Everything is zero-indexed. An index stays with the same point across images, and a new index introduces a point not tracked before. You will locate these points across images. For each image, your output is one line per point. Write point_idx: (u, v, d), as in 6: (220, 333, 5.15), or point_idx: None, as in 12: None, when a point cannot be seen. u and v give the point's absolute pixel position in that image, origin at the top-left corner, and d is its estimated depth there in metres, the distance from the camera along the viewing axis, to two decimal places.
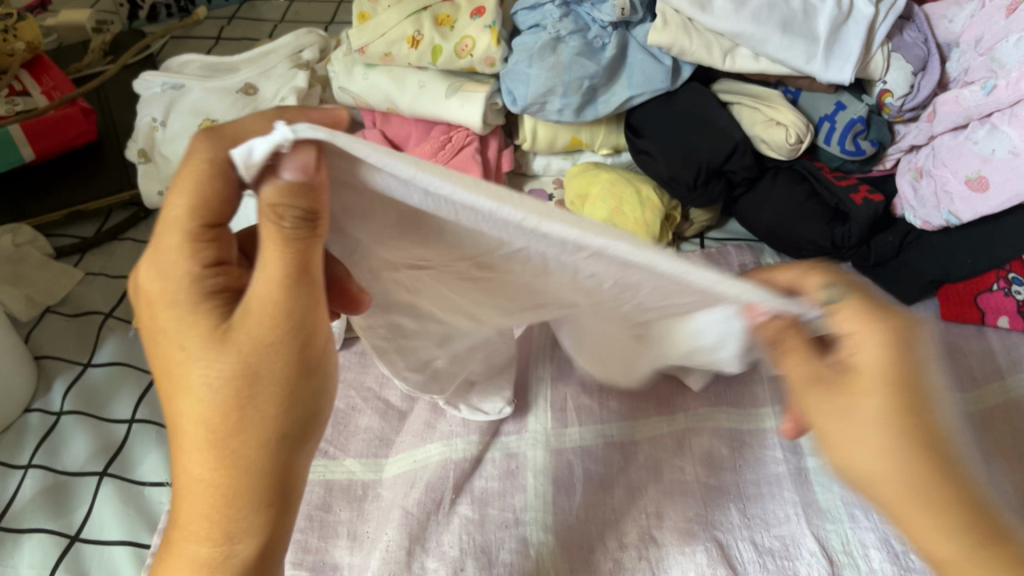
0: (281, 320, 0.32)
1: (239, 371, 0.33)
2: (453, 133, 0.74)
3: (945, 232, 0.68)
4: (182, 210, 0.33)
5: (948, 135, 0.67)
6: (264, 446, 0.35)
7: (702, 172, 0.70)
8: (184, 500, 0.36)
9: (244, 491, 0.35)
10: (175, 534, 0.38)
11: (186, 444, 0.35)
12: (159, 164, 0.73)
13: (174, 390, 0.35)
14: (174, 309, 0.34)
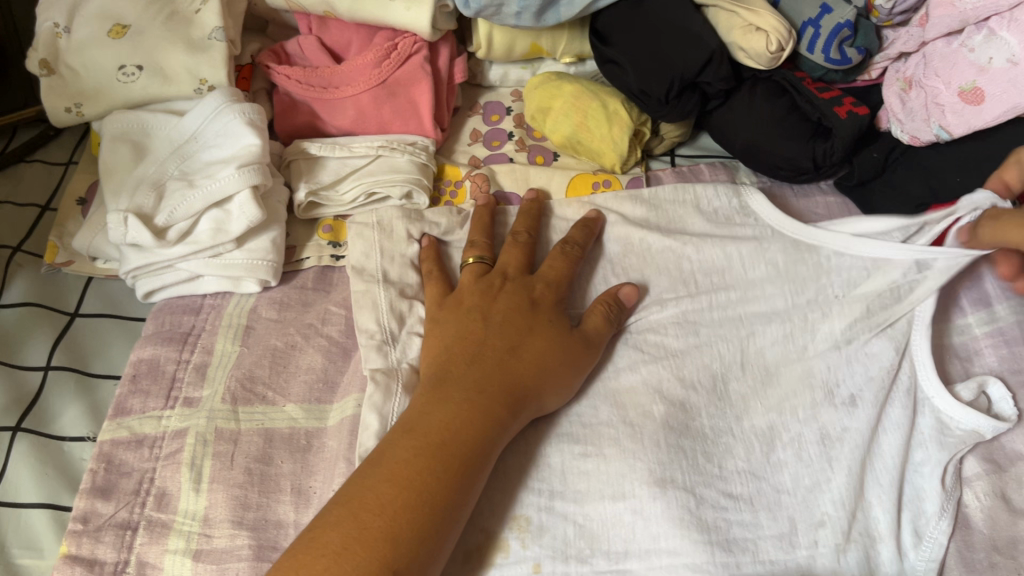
0: (535, 362, 0.52)
1: (518, 325, 0.54)
2: (399, 39, 0.68)
3: (933, 148, 0.64)
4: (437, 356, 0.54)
5: (941, 41, 0.62)
6: (518, 379, 0.51)
7: (675, 84, 0.64)
8: (421, 425, 0.48)
9: (466, 440, 0.47)
10: (331, 512, 0.43)
11: (457, 390, 0.50)
12: (66, 78, 0.65)
13: (462, 354, 0.52)
14: (504, 308, 0.55)
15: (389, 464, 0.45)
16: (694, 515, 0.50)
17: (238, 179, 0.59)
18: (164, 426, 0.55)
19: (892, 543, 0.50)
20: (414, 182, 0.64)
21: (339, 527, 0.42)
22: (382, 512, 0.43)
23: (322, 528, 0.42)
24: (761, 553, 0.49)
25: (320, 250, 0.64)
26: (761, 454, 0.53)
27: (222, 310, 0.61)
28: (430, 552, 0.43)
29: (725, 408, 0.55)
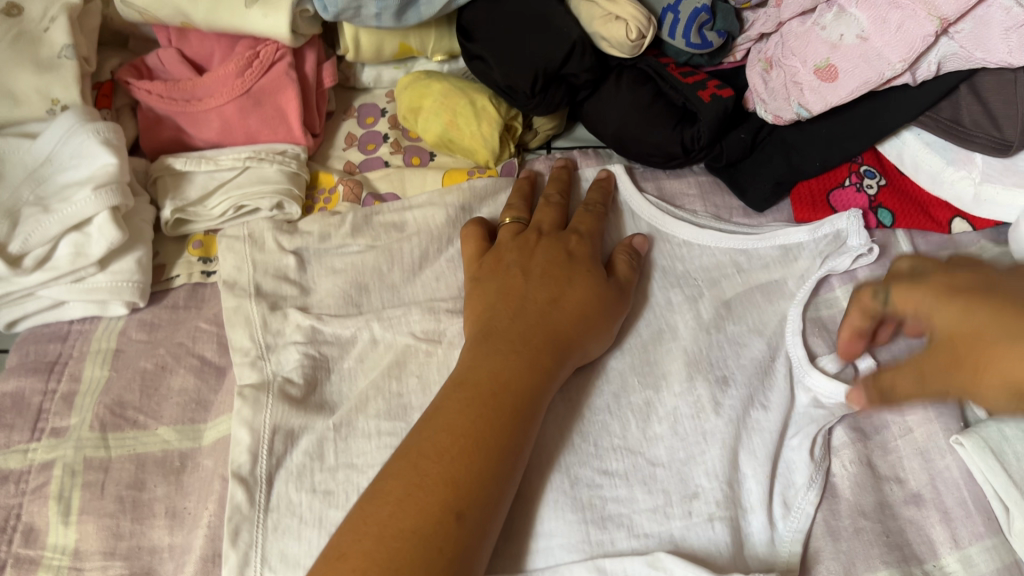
0: (570, 312, 0.53)
1: (508, 290, 0.55)
2: (261, 48, 0.66)
3: (796, 126, 0.64)
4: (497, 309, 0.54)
5: (796, 20, 0.63)
6: (521, 335, 0.52)
7: (540, 77, 0.65)
8: (452, 397, 0.48)
9: (481, 411, 0.47)
10: (401, 485, 0.44)
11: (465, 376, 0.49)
12: None
13: (481, 327, 0.53)
14: (514, 272, 0.56)
15: (450, 421, 0.47)
16: (570, 496, 0.50)
17: (95, 202, 0.58)
18: (30, 460, 0.54)
19: (763, 512, 0.50)
20: (283, 192, 0.63)
21: (407, 491, 0.43)
22: (446, 464, 0.45)
23: (402, 492, 0.43)
24: (636, 527, 0.49)
25: (190, 266, 0.63)
26: (637, 429, 0.53)
27: (89, 336, 0.59)
28: (493, 494, 0.45)
29: (604, 386, 0.55)
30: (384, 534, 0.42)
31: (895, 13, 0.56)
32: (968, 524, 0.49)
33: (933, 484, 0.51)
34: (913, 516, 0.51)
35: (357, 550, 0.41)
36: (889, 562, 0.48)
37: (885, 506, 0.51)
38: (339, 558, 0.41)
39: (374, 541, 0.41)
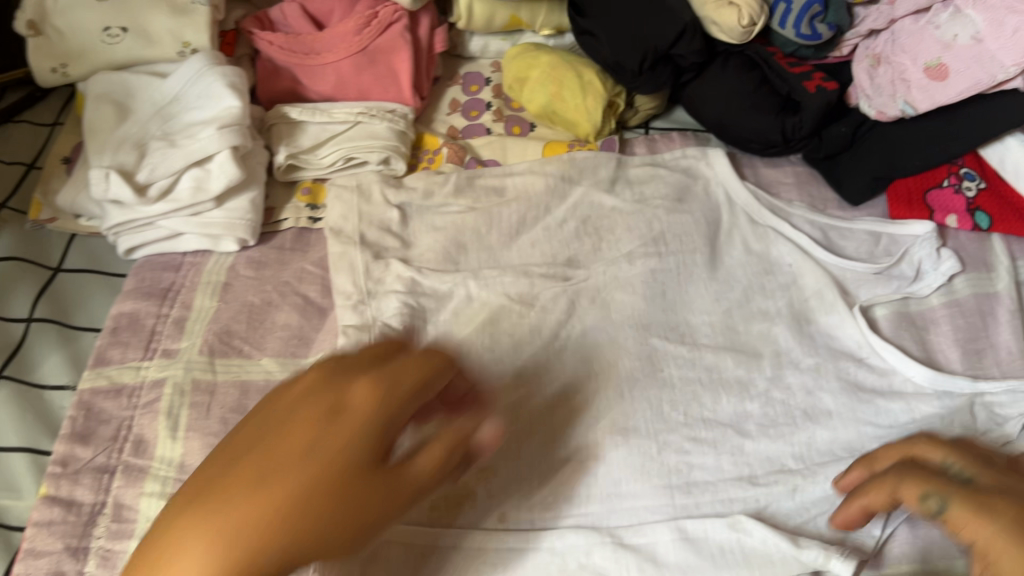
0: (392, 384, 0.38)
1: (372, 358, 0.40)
2: (380, 8, 0.69)
3: (899, 123, 0.65)
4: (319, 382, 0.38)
5: (909, 19, 0.63)
6: (362, 401, 0.37)
7: (648, 57, 0.66)
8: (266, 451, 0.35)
9: (403, 389, 0.38)
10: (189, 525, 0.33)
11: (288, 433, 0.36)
12: (51, 39, 0.66)
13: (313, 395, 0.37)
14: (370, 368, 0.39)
15: (297, 403, 0.37)
16: (656, 462, 0.52)
17: (218, 139, 0.60)
18: (142, 376, 0.57)
19: None
20: (390, 148, 0.66)
21: (291, 426, 0.36)
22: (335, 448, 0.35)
23: (289, 429, 0.36)
24: (721, 493, 0.51)
25: (298, 212, 0.66)
26: (726, 403, 0.55)
27: (201, 268, 0.62)
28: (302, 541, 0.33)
29: (695, 358, 0.56)
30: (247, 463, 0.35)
31: (1013, 17, 0.56)
32: None
33: None
34: None
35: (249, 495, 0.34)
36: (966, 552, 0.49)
37: None
38: (205, 500, 0.34)
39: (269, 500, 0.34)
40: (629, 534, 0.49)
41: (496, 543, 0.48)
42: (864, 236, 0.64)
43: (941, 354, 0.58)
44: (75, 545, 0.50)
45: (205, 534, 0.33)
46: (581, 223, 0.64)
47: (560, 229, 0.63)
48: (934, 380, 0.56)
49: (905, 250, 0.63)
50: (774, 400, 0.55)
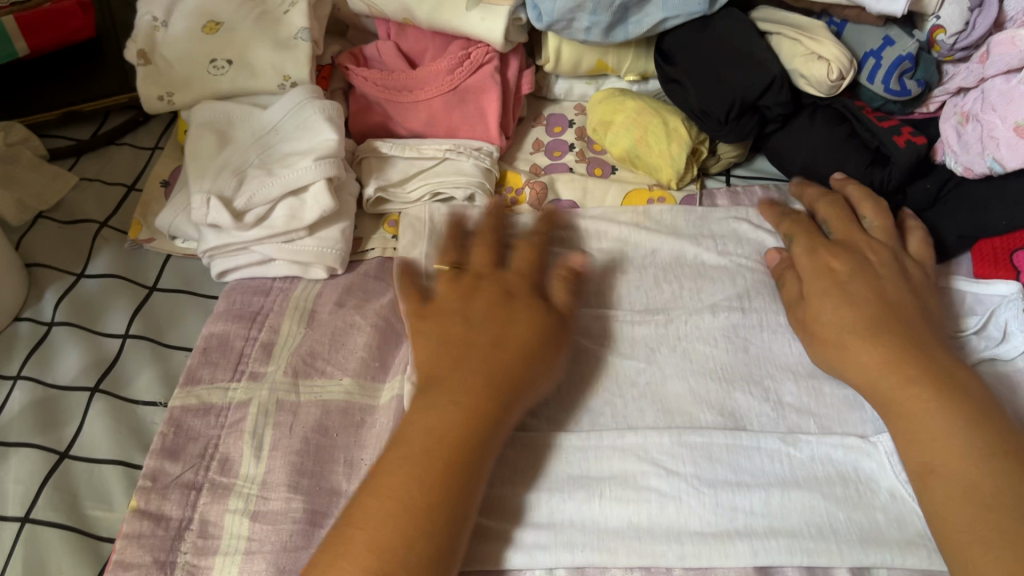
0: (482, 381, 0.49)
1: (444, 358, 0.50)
2: (473, 49, 0.71)
3: (987, 180, 0.64)
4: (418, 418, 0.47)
5: (1000, 78, 0.63)
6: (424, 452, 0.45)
7: (736, 106, 0.66)
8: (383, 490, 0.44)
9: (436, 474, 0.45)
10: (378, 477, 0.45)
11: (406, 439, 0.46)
12: (160, 67, 0.69)
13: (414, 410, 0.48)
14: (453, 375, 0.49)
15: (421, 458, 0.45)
16: (721, 510, 0.50)
17: (314, 170, 0.62)
18: (230, 396, 0.58)
19: (907, 555, 0.49)
20: (477, 185, 0.67)
21: (444, 324, 0.52)
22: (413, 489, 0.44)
23: (483, 308, 0.53)
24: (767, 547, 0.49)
25: (384, 243, 0.68)
26: (788, 458, 0.53)
27: (289, 293, 0.64)
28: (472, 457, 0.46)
29: (779, 418, 0.56)
30: (441, 359, 0.50)
31: None
32: None
33: None
34: None
35: (474, 362, 0.49)
36: None
37: None
38: (438, 389, 0.48)
39: (493, 352, 0.50)
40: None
41: (558, 483, 0.52)
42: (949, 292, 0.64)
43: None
44: (163, 558, 0.51)
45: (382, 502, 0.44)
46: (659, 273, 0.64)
47: (639, 276, 0.64)
48: None
49: (991, 312, 0.60)
50: (831, 460, 0.53)
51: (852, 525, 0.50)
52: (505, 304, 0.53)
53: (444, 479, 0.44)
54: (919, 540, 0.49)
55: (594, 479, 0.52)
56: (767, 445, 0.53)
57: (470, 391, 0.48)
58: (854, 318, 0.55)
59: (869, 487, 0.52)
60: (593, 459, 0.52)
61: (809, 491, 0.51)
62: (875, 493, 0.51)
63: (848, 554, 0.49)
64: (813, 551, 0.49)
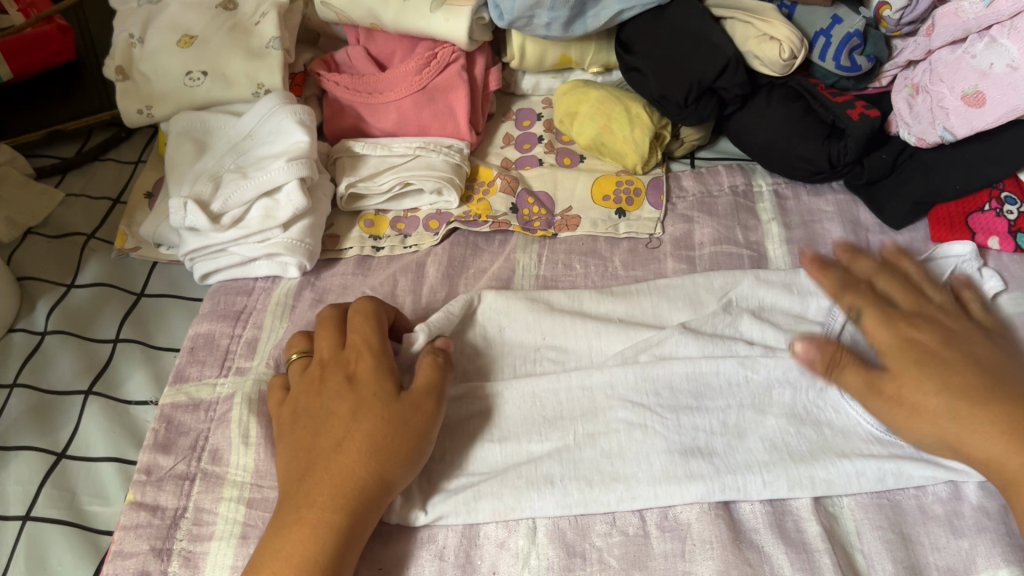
0: (364, 402, 0.51)
1: (351, 407, 0.51)
2: (439, 49, 0.73)
3: (938, 148, 0.67)
4: (341, 428, 0.50)
5: (947, 49, 0.66)
6: (363, 454, 0.49)
7: (694, 89, 0.69)
8: (299, 511, 0.48)
9: (354, 489, 0.48)
10: (297, 498, 0.48)
11: (325, 449, 0.50)
12: (138, 83, 0.72)
13: (316, 457, 0.50)
14: (361, 436, 0.50)
15: (331, 457, 0.49)
16: (687, 443, 0.56)
17: (287, 171, 0.65)
18: (218, 392, 0.61)
19: (854, 481, 0.54)
20: (445, 179, 0.69)
21: (344, 379, 0.53)
22: (329, 492, 0.48)
23: (335, 410, 0.51)
24: (739, 480, 0.54)
25: (361, 241, 0.70)
26: (747, 390, 0.58)
27: (271, 292, 0.67)
28: (383, 487, 0.49)
29: (746, 370, 0.59)
30: (322, 421, 0.51)
31: None
32: None
33: None
34: None
35: (336, 450, 0.50)
36: (1010, 561, 0.51)
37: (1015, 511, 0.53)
38: (303, 485, 0.49)
39: (353, 455, 0.49)
40: (660, 518, 0.54)
41: (535, 427, 0.57)
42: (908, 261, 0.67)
43: None
44: (159, 546, 0.53)
45: (305, 527, 0.47)
46: (624, 263, 0.67)
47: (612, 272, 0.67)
48: None
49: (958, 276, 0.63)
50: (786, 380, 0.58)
51: (802, 447, 0.56)
52: (348, 394, 0.52)
53: (330, 539, 0.47)
54: (857, 461, 0.55)
55: (565, 419, 0.58)
56: (725, 370, 0.59)
57: (331, 481, 0.48)
58: (949, 387, 0.50)
59: (818, 404, 0.58)
60: (564, 400, 0.58)
61: (764, 414, 0.57)
62: (823, 409, 0.58)
63: (797, 472, 0.54)
64: (772, 481, 0.54)
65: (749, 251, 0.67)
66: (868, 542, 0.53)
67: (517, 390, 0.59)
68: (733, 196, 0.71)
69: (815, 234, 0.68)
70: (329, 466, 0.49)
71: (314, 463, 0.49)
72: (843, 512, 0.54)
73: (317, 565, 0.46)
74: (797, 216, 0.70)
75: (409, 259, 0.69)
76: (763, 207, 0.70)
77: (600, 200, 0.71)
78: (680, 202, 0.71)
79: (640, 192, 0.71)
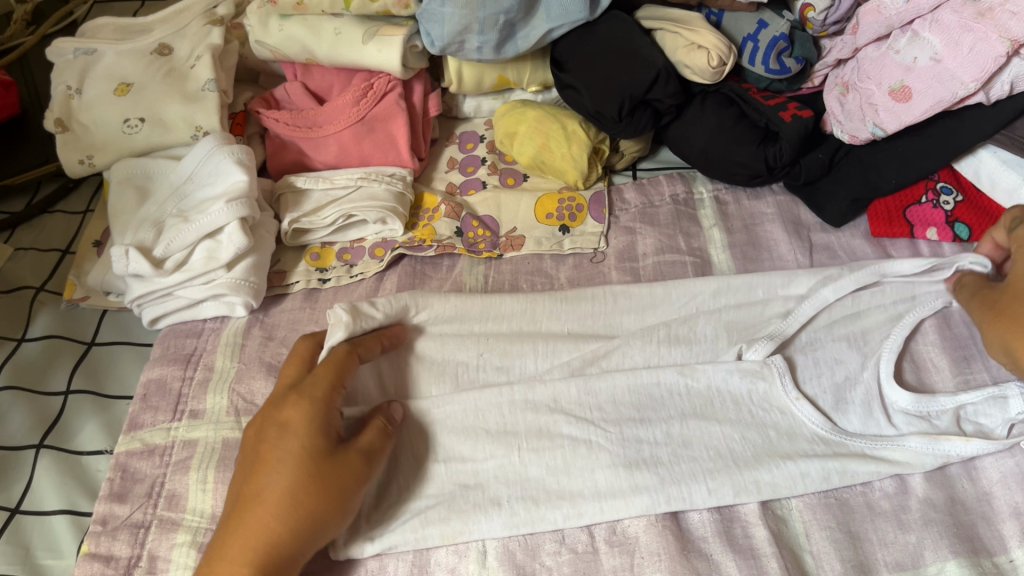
0: (287, 449, 0.50)
1: (274, 456, 0.50)
2: (375, 80, 0.74)
3: (872, 145, 0.67)
4: (260, 480, 0.50)
5: (872, 46, 0.66)
6: (274, 509, 0.48)
7: (626, 103, 0.69)
8: (216, 569, 0.48)
9: (262, 545, 0.48)
10: (215, 555, 0.49)
11: (245, 502, 0.49)
12: (78, 133, 0.72)
13: (236, 511, 0.50)
14: (276, 488, 0.49)
15: (247, 512, 0.49)
16: (632, 456, 0.55)
17: (227, 212, 0.65)
18: (172, 436, 0.61)
19: (799, 481, 0.54)
20: (388, 208, 0.70)
21: (279, 420, 0.52)
22: (239, 550, 0.48)
23: (262, 457, 0.51)
24: (682, 493, 0.54)
25: (308, 274, 0.71)
26: (689, 398, 0.58)
27: (220, 333, 0.67)
28: (296, 541, 0.48)
29: (687, 376, 0.59)
30: (250, 469, 0.51)
31: (968, 36, 0.59)
32: None
33: (1001, 479, 0.54)
34: (984, 512, 0.53)
35: (253, 504, 0.49)
36: (958, 553, 0.51)
37: (959, 502, 0.54)
38: (222, 541, 0.49)
39: (270, 511, 0.48)
40: (609, 532, 0.54)
41: (480, 445, 0.57)
42: (849, 258, 0.67)
43: (930, 362, 0.60)
44: None
45: None
46: (570, 279, 0.68)
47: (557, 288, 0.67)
48: (918, 404, 0.57)
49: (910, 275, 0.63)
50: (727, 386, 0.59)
51: (746, 452, 0.55)
52: (277, 438, 0.51)
53: None
54: (802, 461, 0.55)
55: (512, 435, 0.57)
56: (666, 380, 0.59)
57: (243, 538, 0.48)
58: None
59: (763, 407, 0.58)
60: (508, 415, 0.58)
61: (708, 421, 0.57)
62: (769, 412, 0.58)
63: (740, 476, 0.54)
64: (716, 488, 0.54)
65: (692, 258, 0.68)
66: (817, 541, 0.53)
67: (462, 405, 0.58)
68: (674, 205, 0.72)
69: (757, 237, 0.69)
70: (245, 522, 0.49)
71: (233, 518, 0.49)
72: (791, 515, 0.54)
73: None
74: (739, 221, 0.70)
75: (357, 290, 0.69)
76: (705, 215, 0.71)
77: (544, 218, 0.72)
78: (623, 214, 0.72)
79: (582, 208, 0.72)
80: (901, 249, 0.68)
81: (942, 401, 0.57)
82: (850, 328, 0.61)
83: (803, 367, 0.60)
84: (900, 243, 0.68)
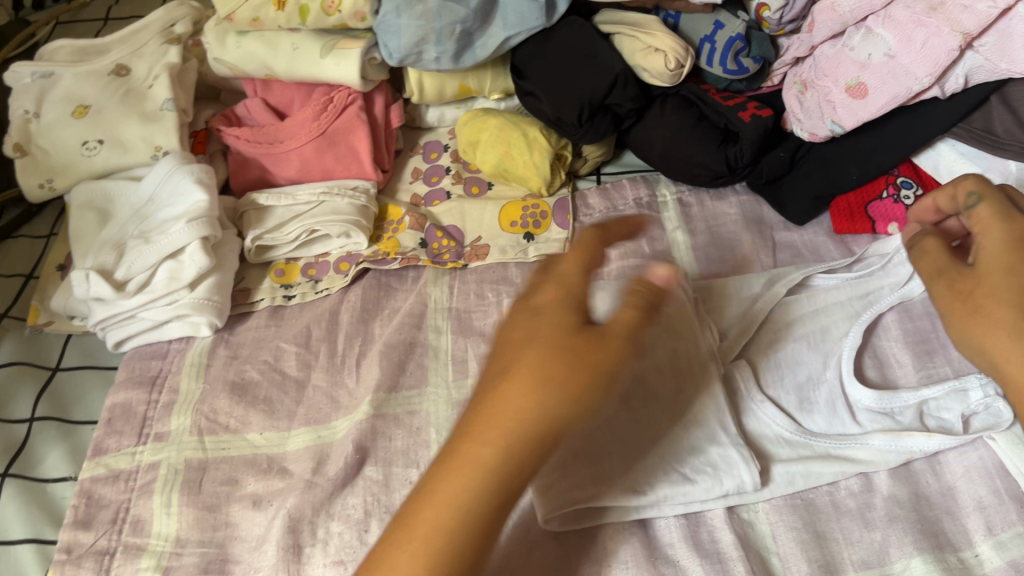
0: (557, 323, 0.40)
1: (552, 323, 0.40)
2: (335, 93, 0.74)
3: (832, 142, 0.68)
4: (527, 358, 0.39)
5: (828, 44, 0.66)
6: (537, 400, 0.38)
7: (586, 108, 0.69)
8: (452, 473, 0.38)
9: (520, 443, 0.38)
10: (453, 444, 0.39)
11: (500, 390, 0.39)
12: (38, 157, 0.71)
13: (486, 396, 0.39)
14: (534, 375, 0.38)
15: (502, 397, 0.39)
16: None
17: (188, 232, 0.65)
18: (138, 460, 0.61)
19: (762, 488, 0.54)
20: (351, 222, 0.69)
21: (535, 308, 0.42)
22: (493, 445, 0.38)
23: (521, 330, 0.41)
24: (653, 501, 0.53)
25: (272, 291, 0.70)
26: None
27: (185, 354, 0.67)
28: (530, 444, 0.38)
29: None
30: (510, 346, 0.41)
31: (921, 31, 0.59)
32: (1000, 513, 0.51)
33: (966, 474, 0.54)
34: (949, 507, 0.53)
35: (500, 395, 0.39)
36: (923, 549, 0.51)
37: (924, 499, 0.54)
38: (456, 448, 0.39)
39: (526, 387, 0.38)
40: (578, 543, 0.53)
41: None
42: (812, 257, 0.68)
43: (893, 358, 0.61)
44: None
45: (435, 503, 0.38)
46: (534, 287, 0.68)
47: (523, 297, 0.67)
48: (881, 401, 0.57)
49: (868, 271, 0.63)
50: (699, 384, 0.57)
51: None
52: (534, 315, 0.41)
53: (456, 510, 0.38)
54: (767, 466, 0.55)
55: None
56: None
57: (497, 437, 0.38)
58: None
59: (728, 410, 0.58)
60: None
61: None
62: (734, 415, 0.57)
63: None
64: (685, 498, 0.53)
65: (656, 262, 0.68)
66: (781, 545, 0.52)
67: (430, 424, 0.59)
68: (637, 208, 0.72)
69: (720, 238, 0.69)
70: (494, 407, 0.38)
71: (480, 411, 0.39)
72: (756, 521, 0.54)
73: (460, 536, 0.37)
74: (702, 222, 0.70)
75: (322, 305, 0.69)
76: (668, 218, 0.71)
77: (508, 226, 0.71)
78: (587, 220, 0.72)
79: (546, 215, 0.72)
80: (863, 245, 0.68)
81: (904, 397, 0.57)
82: (813, 325, 0.61)
83: (766, 369, 0.59)
84: (862, 239, 0.68)
